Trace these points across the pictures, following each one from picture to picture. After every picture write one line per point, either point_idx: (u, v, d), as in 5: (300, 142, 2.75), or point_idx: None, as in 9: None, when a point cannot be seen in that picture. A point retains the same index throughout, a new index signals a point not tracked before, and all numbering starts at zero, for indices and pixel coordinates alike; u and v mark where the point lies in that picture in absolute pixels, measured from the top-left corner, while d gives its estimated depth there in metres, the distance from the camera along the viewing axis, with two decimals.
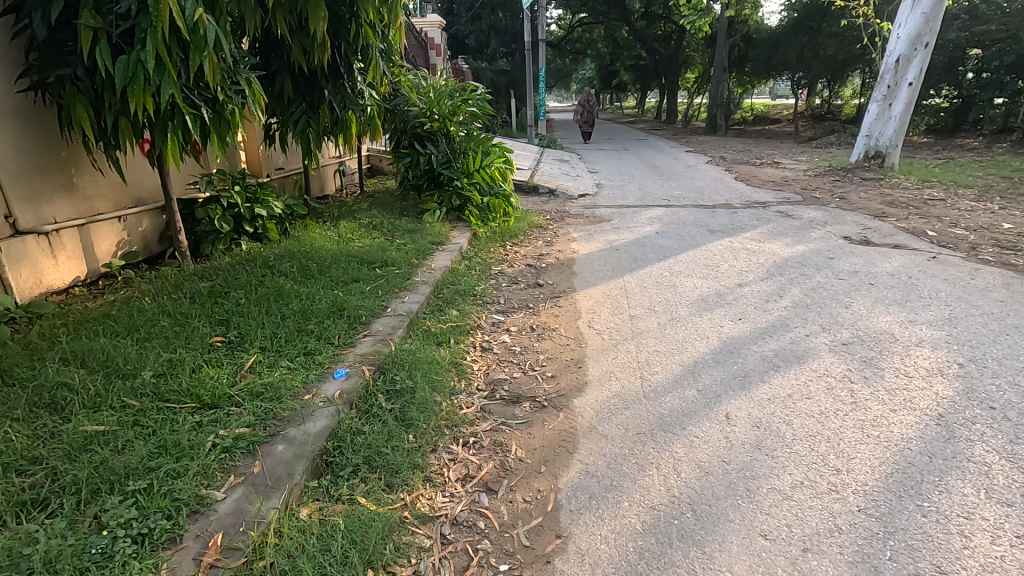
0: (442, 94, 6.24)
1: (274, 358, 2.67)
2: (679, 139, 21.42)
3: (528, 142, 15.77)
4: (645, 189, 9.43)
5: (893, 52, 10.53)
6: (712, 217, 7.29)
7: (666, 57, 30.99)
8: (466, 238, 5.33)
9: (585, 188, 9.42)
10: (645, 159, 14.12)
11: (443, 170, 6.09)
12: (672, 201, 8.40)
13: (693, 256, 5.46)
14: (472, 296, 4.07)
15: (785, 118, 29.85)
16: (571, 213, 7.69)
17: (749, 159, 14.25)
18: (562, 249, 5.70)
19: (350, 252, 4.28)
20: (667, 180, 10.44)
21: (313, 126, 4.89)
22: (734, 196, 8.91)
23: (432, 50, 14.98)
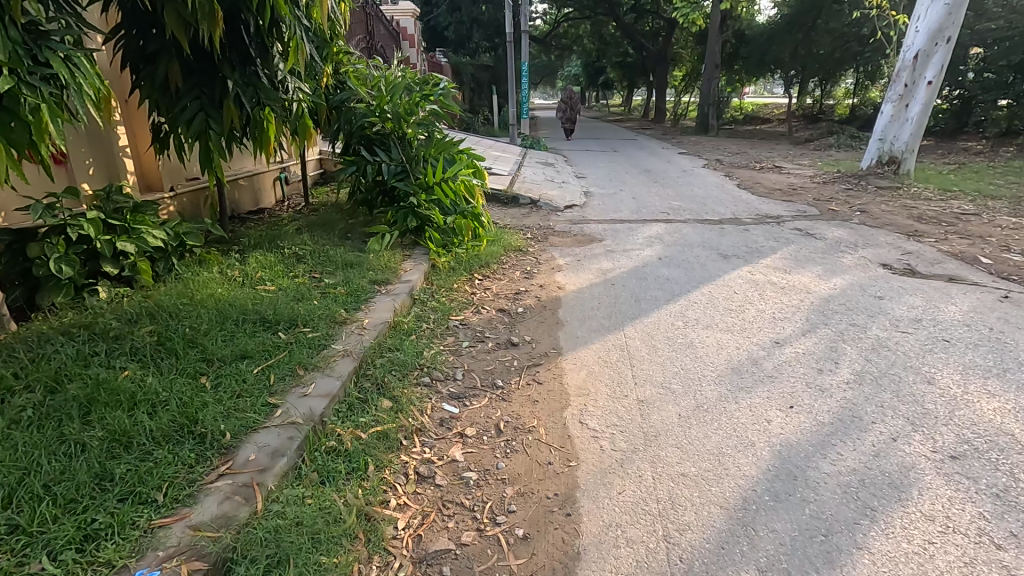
0: (395, 88, 5.03)
1: (17, 556, 1.49)
2: (670, 139, 20.41)
3: (511, 142, 14.61)
4: (640, 199, 8.31)
5: (911, 47, 9.52)
6: (722, 237, 6.19)
7: (655, 53, 29.96)
8: (421, 273, 4.15)
9: (572, 197, 8.27)
10: (636, 162, 13.00)
11: (396, 182, 4.89)
12: (672, 215, 7.29)
13: (708, 294, 4.35)
14: (415, 372, 2.91)
15: (776, 118, 29.00)
16: (555, 229, 6.54)
17: (748, 162, 13.20)
18: (544, 284, 4.54)
19: (248, 306, 3.06)
20: (664, 187, 9.34)
21: (213, 129, 3.67)
22: (741, 207, 7.84)
23: (405, 41, 13.67)
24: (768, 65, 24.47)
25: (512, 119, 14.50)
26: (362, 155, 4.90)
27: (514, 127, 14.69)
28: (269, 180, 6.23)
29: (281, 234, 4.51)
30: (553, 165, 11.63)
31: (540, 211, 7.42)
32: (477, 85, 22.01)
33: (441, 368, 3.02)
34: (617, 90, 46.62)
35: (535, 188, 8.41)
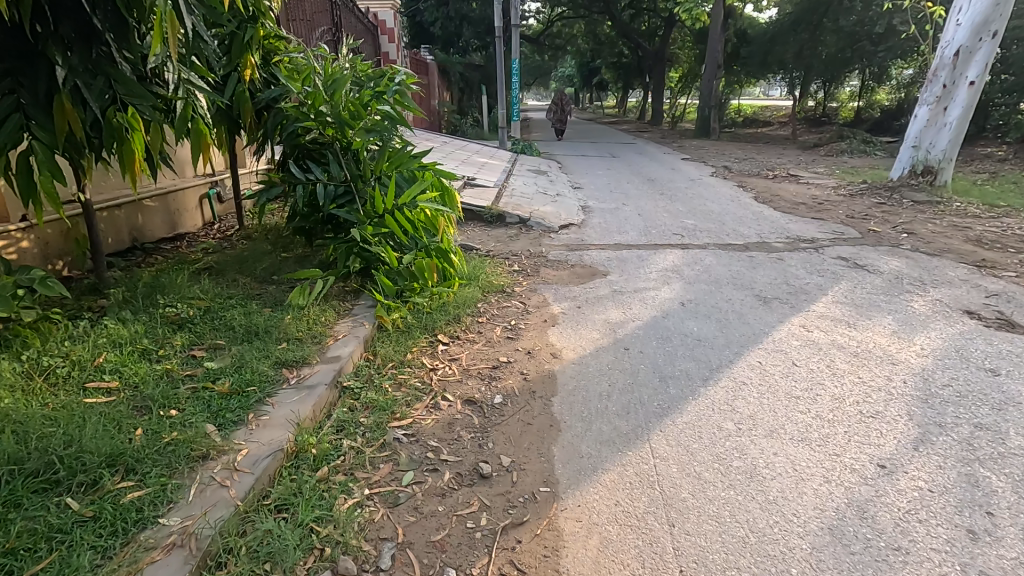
0: (336, 84, 3.78)
1: None
2: (669, 143, 19.36)
3: (501, 146, 13.47)
4: (648, 216, 7.13)
5: (950, 43, 8.42)
6: (753, 269, 5.04)
7: (651, 53, 28.95)
8: (360, 342, 2.97)
9: (568, 214, 7.08)
10: (638, 169, 11.83)
11: (333, 209, 3.64)
12: (689, 238, 6.11)
13: (758, 367, 3.17)
14: (307, 564, 1.70)
15: (777, 121, 28.04)
16: (548, 259, 5.34)
17: (760, 170, 12.05)
18: (533, 348, 3.36)
19: (36, 438, 1.86)
20: (672, 201, 8.19)
21: (33, 142, 2.45)
22: (765, 227, 6.71)
23: (383, 35, 12.48)
24: (771, 65, 23.42)
25: (502, 121, 13.30)
26: (290, 171, 3.68)
27: (505, 130, 13.48)
28: (193, 199, 5.03)
29: (174, 279, 3.30)
30: (547, 173, 10.44)
31: (530, 232, 6.22)
32: (467, 85, 20.80)
33: (358, 543, 1.81)
34: (613, 91, 45.52)
35: (525, 203, 7.21)
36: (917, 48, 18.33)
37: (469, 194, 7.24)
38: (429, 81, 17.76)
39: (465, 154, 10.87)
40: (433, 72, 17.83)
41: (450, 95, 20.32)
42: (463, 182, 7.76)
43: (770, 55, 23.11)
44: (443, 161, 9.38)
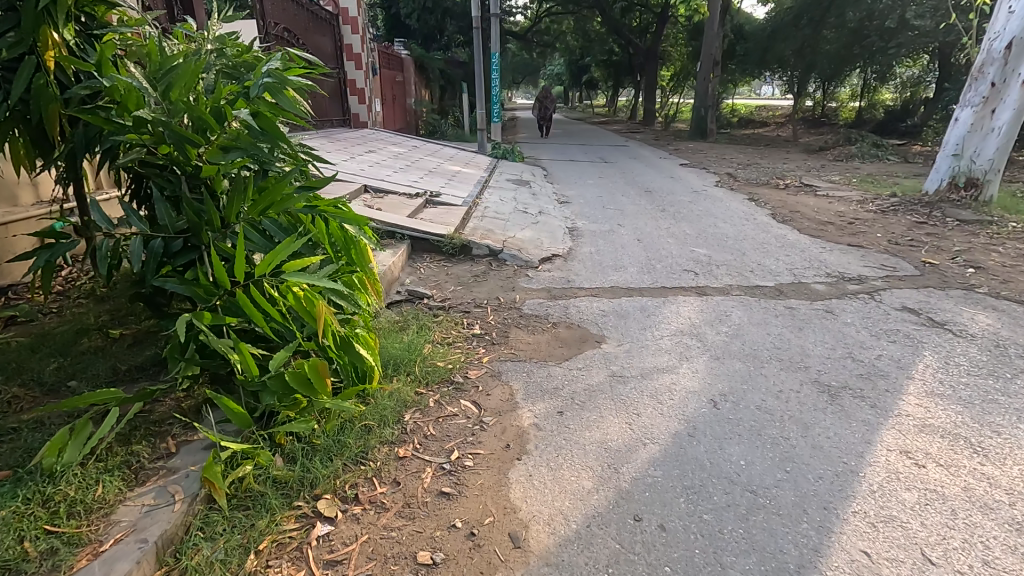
0: (167, 74, 2.35)
1: None
2: (664, 146, 18.12)
3: (480, 150, 12.09)
4: (650, 244, 5.79)
5: (1001, 35, 7.15)
6: (799, 331, 3.71)
7: (644, 51, 27.70)
8: (144, 559, 1.58)
9: (553, 241, 5.71)
10: (633, 178, 10.50)
11: (152, 281, 2.20)
12: (704, 277, 4.78)
13: (869, 570, 1.81)
14: None
15: (774, 121, 26.93)
16: (522, 315, 3.97)
17: (769, 179, 10.76)
18: (478, 522, 1.99)
19: None
20: (676, 221, 6.86)
21: None
22: (797, 260, 5.39)
23: (346, 26, 11.01)
24: (769, 63, 22.24)
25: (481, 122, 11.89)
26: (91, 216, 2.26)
27: (485, 133, 12.08)
28: (25, 239, 3.60)
29: None
30: (530, 183, 9.08)
31: (501, 271, 4.85)
32: (447, 83, 19.36)
33: None
34: (603, 91, 44.24)
35: (499, 225, 5.83)
36: (928, 45, 17.17)
37: (429, 215, 5.84)
38: (405, 79, 16.35)
39: (437, 160, 9.47)
40: (408, 68, 16.40)
41: (429, 93, 18.88)
42: (425, 198, 6.37)
43: (769, 52, 21.89)
44: (407, 170, 7.99)
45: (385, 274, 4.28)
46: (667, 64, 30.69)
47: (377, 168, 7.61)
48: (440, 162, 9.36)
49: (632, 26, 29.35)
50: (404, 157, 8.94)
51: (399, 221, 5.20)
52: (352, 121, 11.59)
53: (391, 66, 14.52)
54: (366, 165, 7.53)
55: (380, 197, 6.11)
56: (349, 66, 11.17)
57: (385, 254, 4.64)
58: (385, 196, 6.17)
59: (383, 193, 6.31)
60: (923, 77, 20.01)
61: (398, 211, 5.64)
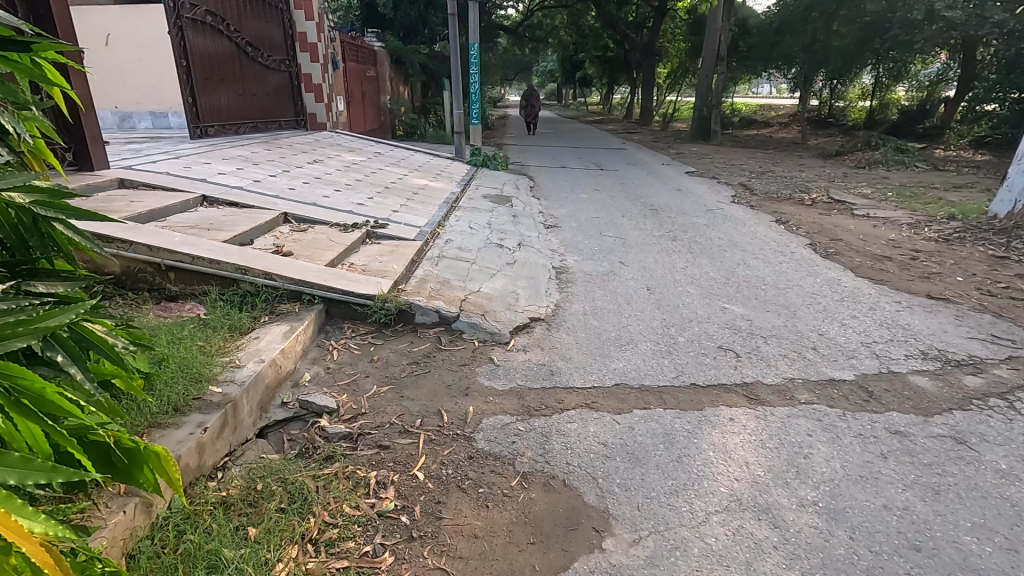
0: None
1: None
2: (665, 148, 16.62)
3: (458, 156, 10.52)
4: (664, 299, 4.27)
5: None
6: (935, 497, 2.20)
7: (641, 47, 26.25)
8: None
9: (533, 294, 4.19)
10: (634, 191, 8.96)
11: None
12: (750, 366, 3.26)
13: None
14: None
15: (778, 121, 25.56)
16: (473, 458, 2.44)
17: (792, 192, 9.27)
18: None
19: None
20: (693, 258, 5.34)
21: None
22: (870, 324, 3.89)
23: (298, 9, 9.40)
24: (775, 59, 20.83)
25: (458, 124, 10.31)
26: None
27: (463, 136, 10.50)
28: None
29: None
30: (512, 200, 7.54)
31: (452, 353, 3.31)
32: (429, 79, 17.77)
33: None
34: (598, 88, 42.64)
35: (460, 272, 4.30)
36: (951, 40, 15.76)
37: (366, 257, 4.30)
38: (379, 74, 14.76)
39: (401, 171, 7.91)
40: (382, 62, 14.80)
41: (408, 91, 17.27)
42: (366, 229, 4.83)
43: (776, 48, 20.41)
44: (356, 185, 6.42)
45: (268, 373, 2.75)
46: (665, 61, 29.24)
47: (318, 183, 6.05)
48: (404, 174, 7.80)
49: (628, 20, 27.78)
50: (358, 168, 7.37)
51: (312, 273, 3.65)
52: (307, 121, 9.98)
53: (360, 59, 12.92)
54: (301, 181, 5.96)
55: (303, 230, 4.57)
56: (304, 58, 9.60)
57: (277, 332, 3.11)
58: (310, 228, 4.63)
59: (310, 224, 4.76)
60: (943, 74, 18.55)
61: (320, 253, 4.10)
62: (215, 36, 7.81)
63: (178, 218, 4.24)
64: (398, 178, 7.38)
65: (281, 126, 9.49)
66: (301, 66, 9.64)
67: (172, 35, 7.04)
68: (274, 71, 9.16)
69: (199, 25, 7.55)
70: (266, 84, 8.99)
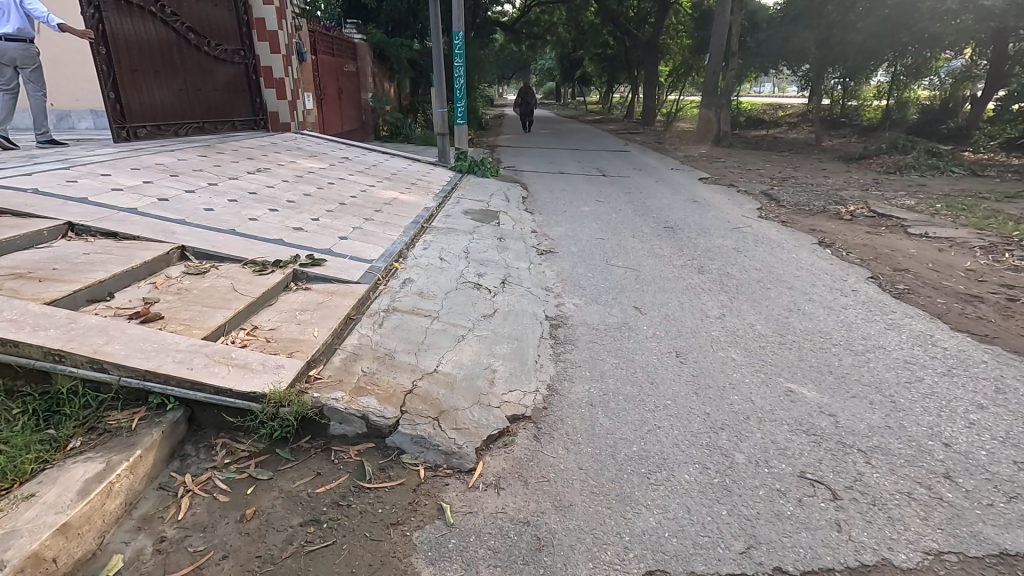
0: None
1: None
2: (671, 151, 15.39)
3: (441, 161, 9.25)
4: (701, 376, 3.03)
5: None
6: None
7: (643, 43, 25.04)
8: None
9: (516, 371, 2.94)
10: (643, 204, 7.69)
11: None
12: (862, 522, 2.01)
13: None
14: None
15: (787, 121, 24.35)
16: None
17: (825, 204, 8.03)
18: None
19: None
20: (729, 303, 4.10)
21: None
22: (1010, 422, 2.64)
23: None
24: (786, 55, 19.61)
25: (440, 125, 9.02)
26: None
27: (447, 138, 9.21)
28: None
29: None
30: (500, 217, 6.28)
31: (377, 501, 2.05)
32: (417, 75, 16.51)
33: None
34: (597, 87, 41.33)
35: (414, 336, 3.03)
36: (981, 33, 14.52)
37: (280, 317, 3.03)
38: (361, 70, 13.50)
39: (368, 181, 6.64)
40: (362, 56, 13.51)
41: (393, 88, 15.97)
42: (291, 268, 3.57)
43: (788, 44, 19.14)
44: (302, 200, 5.14)
45: None
46: (668, 58, 27.99)
47: (249, 200, 4.77)
48: (372, 184, 6.54)
49: (629, 16, 26.46)
50: (312, 177, 6.10)
51: (174, 354, 2.38)
52: (268, 121, 8.73)
53: (336, 52, 11.63)
54: (227, 197, 4.69)
55: (200, 273, 3.30)
56: (262, 48, 8.32)
57: (71, 480, 1.83)
58: (211, 270, 3.36)
59: (215, 262, 3.49)
60: (969, 71, 17.27)
61: (205, 314, 2.82)
62: (144, 19, 6.51)
63: (12, 257, 2.98)
64: (360, 190, 6.11)
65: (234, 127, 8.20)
66: (258, 57, 8.36)
67: (81, 14, 5.73)
68: (225, 63, 7.86)
69: (123, 5, 6.24)
70: (215, 78, 7.69)
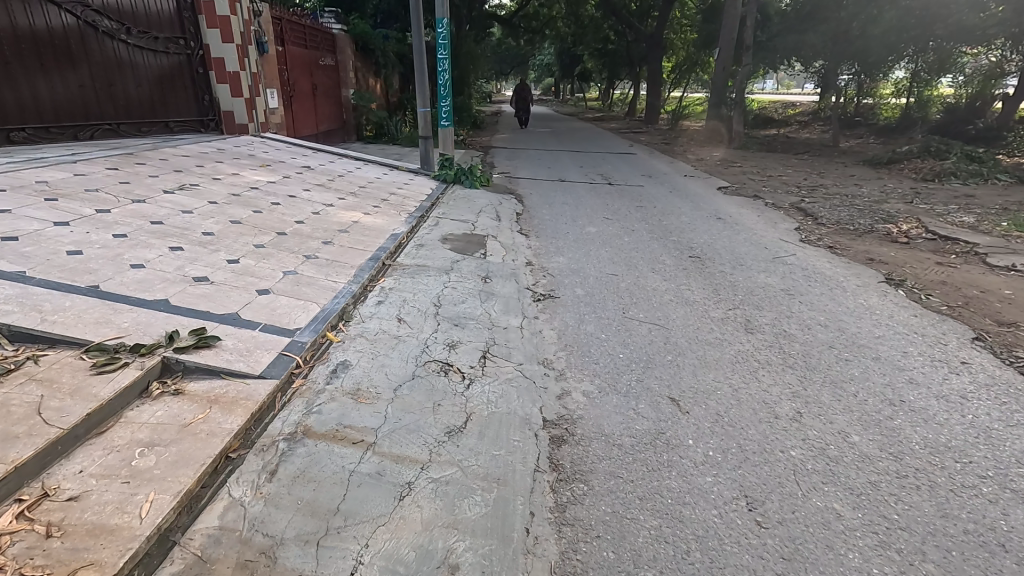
0: None
1: None
2: (681, 153, 14.19)
3: (424, 168, 8.02)
4: (798, 562, 1.84)
5: None
6: None
7: (647, 37, 23.80)
8: None
9: (493, 563, 1.75)
10: (659, 222, 6.50)
11: None
12: None
13: None
14: None
15: (798, 120, 23.16)
16: None
17: (871, 222, 6.86)
18: None
19: None
20: (802, 390, 2.91)
21: None
22: None
23: None
24: (802, 49, 18.36)
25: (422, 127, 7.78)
26: None
27: (431, 141, 7.97)
28: None
29: None
30: (488, 244, 5.07)
31: None
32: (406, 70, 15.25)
33: None
34: (597, 83, 40.08)
35: (324, 497, 1.83)
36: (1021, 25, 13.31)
37: (102, 463, 1.83)
38: (341, 64, 12.26)
39: (327, 199, 5.42)
40: (342, 48, 12.24)
41: (379, 84, 14.70)
42: (158, 355, 2.36)
43: (804, 37, 17.89)
44: (224, 231, 3.92)
45: None
46: (673, 52, 26.76)
47: (147, 234, 3.56)
48: (331, 202, 5.32)
49: (631, 10, 25.15)
50: (252, 195, 4.88)
51: None
52: (225, 124, 7.52)
53: (309, 43, 10.36)
54: (115, 231, 3.48)
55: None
56: (213, 37, 7.10)
57: None
58: (23, 368, 2.16)
59: (39, 350, 2.29)
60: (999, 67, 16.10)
61: None
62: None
63: None
64: (312, 212, 4.90)
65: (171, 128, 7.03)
66: (208, 46, 7.15)
67: None
68: (155, 54, 6.69)
69: None
70: (137, 72, 6.56)
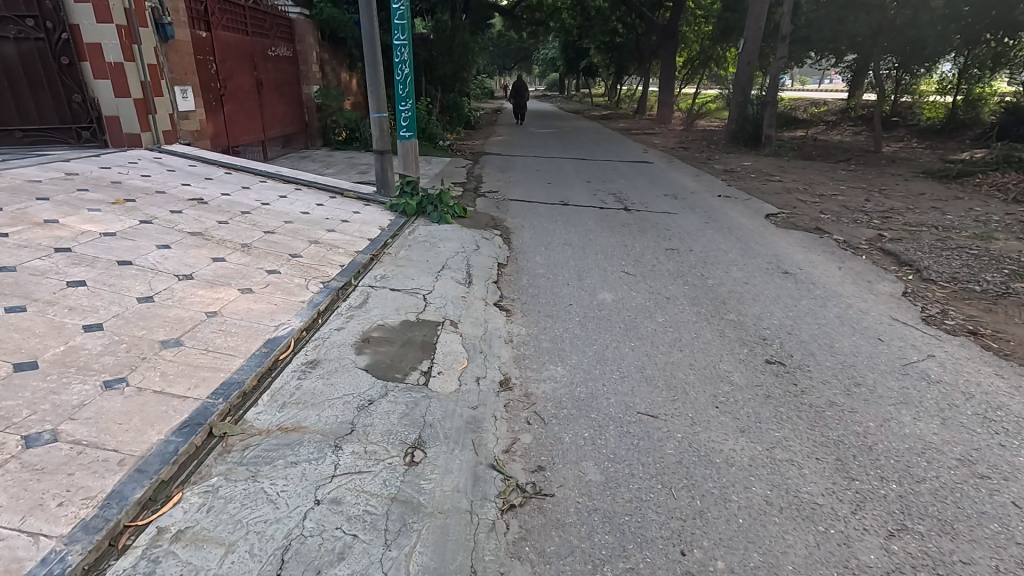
0: None
1: None
2: (704, 161, 12.13)
3: (380, 194, 6.03)
4: None
5: None
6: None
7: (660, 28, 21.64)
8: None
9: None
10: (702, 282, 4.51)
11: None
12: None
13: None
14: None
15: (826, 120, 20.98)
16: None
17: (1002, 277, 4.82)
18: None
19: None
20: None
21: None
22: None
23: None
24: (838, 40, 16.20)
25: (375, 139, 5.77)
26: None
27: (389, 157, 5.97)
28: None
29: None
30: (438, 347, 3.09)
31: None
32: None
33: None
34: (603, 78, 37.85)
35: None
36: None
37: None
38: (301, 56, 10.26)
39: (190, 262, 3.44)
40: (302, 36, 10.20)
41: (353, 79, 12.70)
42: None
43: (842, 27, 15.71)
44: None
45: None
46: (687, 45, 24.55)
47: None
48: (192, 270, 3.34)
49: None
50: (39, 269, 2.91)
51: None
52: (108, 133, 5.62)
53: (251, 27, 8.35)
54: None
55: None
56: (84, 12, 5.22)
57: None
58: None
59: None
60: None
61: None
62: None
63: None
64: (141, 295, 2.92)
65: (20, 141, 5.45)
66: (77, 27, 5.26)
67: None
68: None
69: None
70: None
